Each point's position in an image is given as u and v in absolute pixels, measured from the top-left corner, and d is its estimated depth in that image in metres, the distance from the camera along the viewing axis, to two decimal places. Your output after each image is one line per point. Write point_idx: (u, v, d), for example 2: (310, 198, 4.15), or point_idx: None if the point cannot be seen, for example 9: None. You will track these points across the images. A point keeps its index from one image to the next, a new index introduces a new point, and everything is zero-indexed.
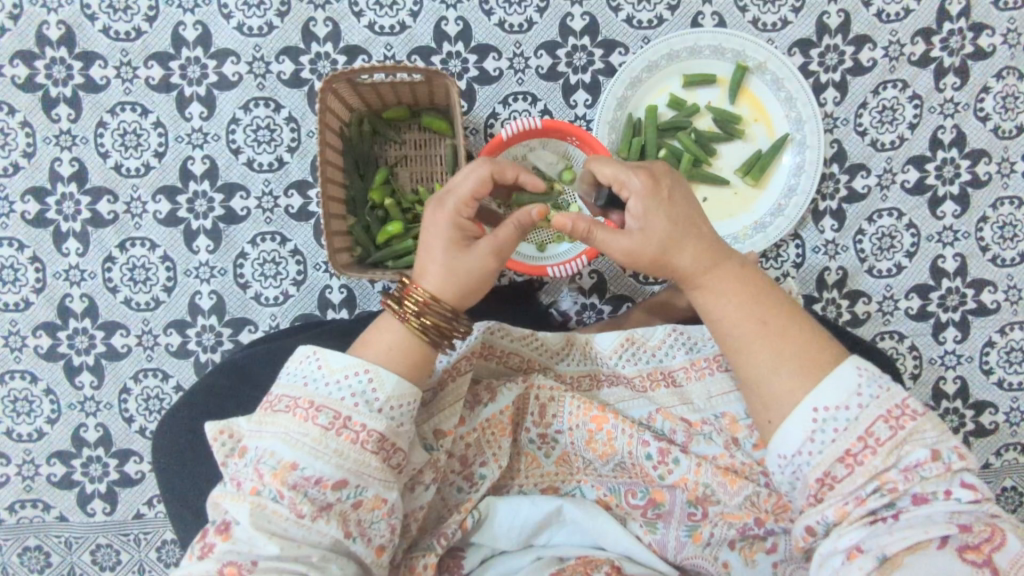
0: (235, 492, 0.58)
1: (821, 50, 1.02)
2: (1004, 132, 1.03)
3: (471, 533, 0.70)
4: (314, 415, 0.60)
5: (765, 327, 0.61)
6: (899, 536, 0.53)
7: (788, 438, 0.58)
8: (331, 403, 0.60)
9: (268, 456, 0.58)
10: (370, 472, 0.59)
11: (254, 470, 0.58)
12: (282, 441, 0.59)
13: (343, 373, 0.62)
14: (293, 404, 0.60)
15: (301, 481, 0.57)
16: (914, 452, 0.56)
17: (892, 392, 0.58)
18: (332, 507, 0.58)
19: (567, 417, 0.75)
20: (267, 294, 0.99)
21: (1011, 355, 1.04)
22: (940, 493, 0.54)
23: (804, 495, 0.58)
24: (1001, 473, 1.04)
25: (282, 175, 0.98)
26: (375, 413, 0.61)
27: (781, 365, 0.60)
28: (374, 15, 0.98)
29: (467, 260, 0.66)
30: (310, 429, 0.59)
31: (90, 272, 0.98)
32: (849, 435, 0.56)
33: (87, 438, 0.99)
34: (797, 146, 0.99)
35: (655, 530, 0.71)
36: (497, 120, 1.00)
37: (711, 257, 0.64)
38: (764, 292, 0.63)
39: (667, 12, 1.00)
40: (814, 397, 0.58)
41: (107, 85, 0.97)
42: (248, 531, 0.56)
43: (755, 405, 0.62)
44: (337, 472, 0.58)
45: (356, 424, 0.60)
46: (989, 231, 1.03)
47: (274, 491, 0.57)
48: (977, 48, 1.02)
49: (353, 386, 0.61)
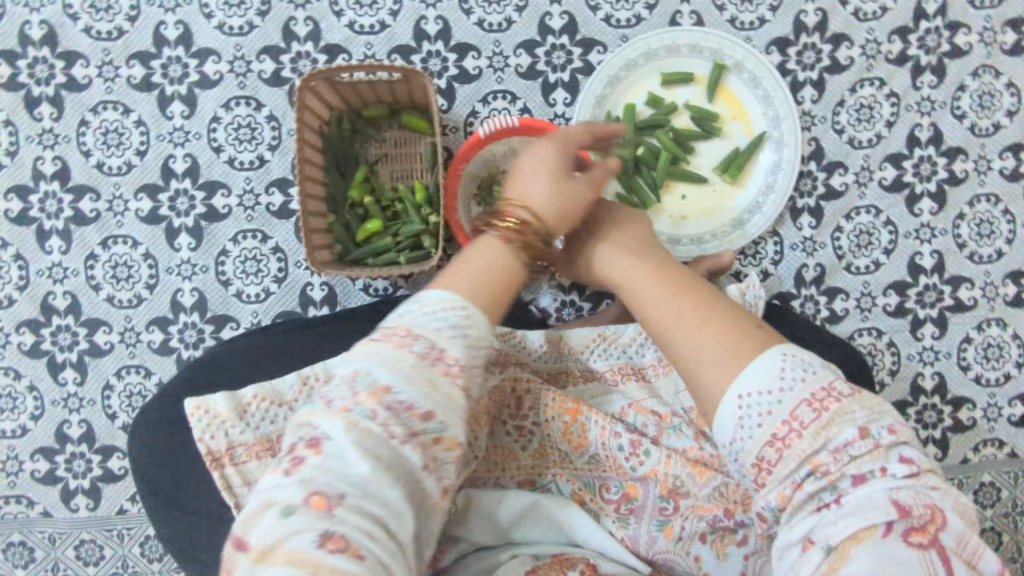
0: (325, 408, 0.51)
1: (798, 48, 1.03)
2: (980, 129, 1.04)
3: (449, 526, 0.70)
4: (410, 342, 0.53)
5: (686, 319, 0.65)
6: (843, 525, 0.54)
7: (723, 427, 0.60)
8: (427, 332, 0.54)
9: (362, 375, 0.52)
10: (458, 410, 0.53)
11: (346, 390, 0.52)
12: (377, 363, 0.52)
13: (441, 304, 0.56)
14: (390, 331, 0.54)
15: (396, 404, 0.51)
16: (841, 432, 0.56)
17: (817, 376, 0.59)
18: (417, 437, 0.51)
19: (543, 409, 0.77)
20: (249, 291, 0.99)
21: (988, 351, 1.04)
22: (876, 471, 0.55)
23: (749, 479, 0.60)
24: (979, 469, 1.05)
25: (264, 172, 0.99)
26: (466, 347, 0.55)
27: (703, 353, 0.63)
28: (355, 14, 0.99)
29: (553, 180, 0.70)
30: (406, 355, 0.52)
31: (72, 269, 0.99)
32: (774, 418, 0.58)
33: (71, 434, 1.00)
34: (774, 144, 1.00)
35: (627, 525, 0.72)
36: (477, 118, 1.01)
37: (643, 267, 0.72)
38: (694, 291, 0.68)
39: (645, 11, 1.01)
40: (737, 386, 0.60)
41: (89, 84, 0.98)
42: (347, 444, 0.49)
43: (694, 397, 0.65)
44: (428, 403, 0.51)
45: (450, 357, 0.53)
46: (967, 228, 1.04)
47: (367, 410, 0.50)
48: (954, 46, 1.03)
49: (447, 319, 0.55)
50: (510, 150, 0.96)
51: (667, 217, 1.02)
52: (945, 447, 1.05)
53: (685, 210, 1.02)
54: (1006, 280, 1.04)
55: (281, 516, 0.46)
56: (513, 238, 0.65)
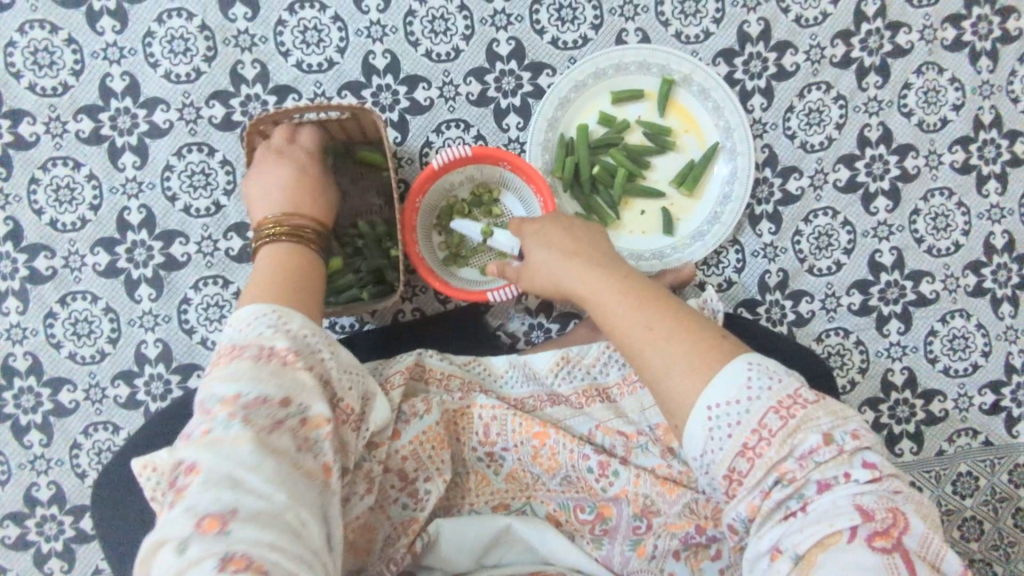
0: (189, 442, 0.55)
1: (744, 58, 1.04)
2: (928, 125, 1.05)
3: (422, 556, 0.72)
4: (240, 352, 0.60)
5: (654, 332, 0.64)
6: (808, 533, 0.54)
7: (694, 440, 0.60)
8: (253, 340, 0.62)
9: (211, 395, 0.57)
10: (309, 390, 0.60)
11: (201, 419, 0.56)
12: (221, 378, 0.58)
13: (254, 315, 0.64)
14: (216, 358, 0.61)
15: (250, 401, 0.57)
16: (807, 439, 0.57)
17: (783, 384, 0.59)
18: (283, 424, 0.57)
19: (510, 435, 0.75)
20: (214, 338, 0.98)
21: (953, 342, 1.06)
22: (840, 476, 0.56)
23: (720, 491, 0.60)
24: (955, 460, 1.06)
25: (221, 218, 0.98)
26: (290, 337, 0.63)
27: (673, 361, 0.62)
28: (302, 54, 0.99)
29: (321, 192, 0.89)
30: (239, 363, 0.59)
31: (32, 329, 0.98)
32: (743, 428, 0.58)
33: (40, 496, 0.98)
34: (728, 154, 1.01)
35: (601, 546, 0.72)
36: (431, 148, 1.01)
37: (605, 279, 0.71)
38: (656, 301, 0.67)
39: (591, 31, 1.02)
40: (705, 397, 0.60)
41: (37, 141, 0.97)
42: (219, 456, 0.53)
43: (663, 412, 0.64)
44: (280, 391, 0.58)
45: (280, 347, 0.61)
46: (923, 223, 1.06)
47: (225, 418, 0.55)
48: (896, 45, 1.05)
49: (268, 321, 0.64)
50: (467, 177, 0.97)
51: (628, 233, 1.02)
52: (920, 441, 1.06)
53: (645, 225, 1.02)
54: (966, 271, 1.06)
55: (180, 547, 0.49)
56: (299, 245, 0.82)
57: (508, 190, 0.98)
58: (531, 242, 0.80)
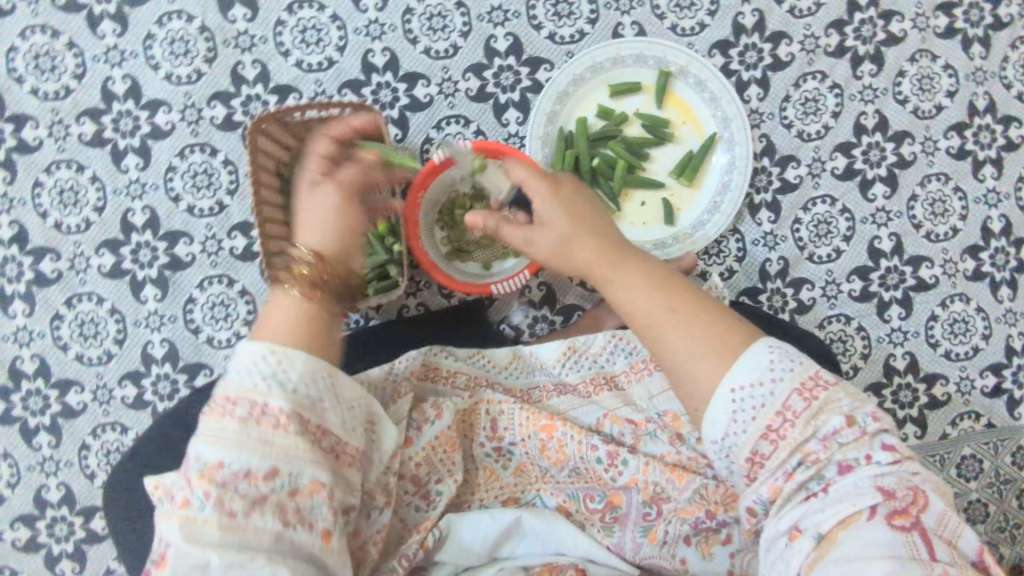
0: (169, 508, 0.58)
1: (740, 49, 1.05)
2: (924, 112, 1.06)
3: (435, 551, 0.70)
4: (231, 409, 0.61)
5: (676, 316, 0.66)
6: (830, 513, 0.58)
7: (715, 423, 0.62)
8: (247, 394, 0.61)
9: (195, 459, 0.59)
10: (299, 456, 0.60)
11: (183, 481, 0.58)
12: (205, 443, 0.59)
13: (252, 361, 0.64)
14: (210, 409, 0.61)
15: (230, 476, 0.57)
16: (830, 421, 0.60)
17: (804, 366, 0.62)
18: (268, 497, 0.58)
19: (517, 429, 0.77)
20: (220, 337, 0.99)
21: (954, 326, 1.06)
22: (861, 458, 0.59)
23: (740, 474, 0.62)
24: (959, 443, 1.06)
25: (224, 218, 0.99)
26: (286, 395, 0.62)
27: (695, 347, 0.64)
28: (301, 53, 1.00)
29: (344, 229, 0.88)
30: (228, 423, 0.60)
31: (39, 331, 0.98)
32: (767, 410, 0.60)
33: (50, 498, 0.98)
34: (726, 144, 1.02)
35: (612, 533, 0.72)
36: (432, 144, 1.01)
37: (618, 256, 0.70)
38: (673, 284, 0.68)
39: (588, 26, 1.03)
40: (729, 379, 0.62)
41: (40, 145, 0.98)
42: (192, 536, 0.55)
43: (681, 396, 0.66)
44: (265, 462, 0.59)
45: (272, 408, 0.61)
46: (921, 208, 1.07)
47: (202, 493, 0.57)
48: (889, 34, 1.06)
49: (264, 371, 0.63)
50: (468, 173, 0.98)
51: (629, 224, 1.03)
52: (923, 425, 1.06)
53: (646, 216, 1.03)
54: (964, 255, 1.07)
55: None
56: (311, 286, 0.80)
57: None
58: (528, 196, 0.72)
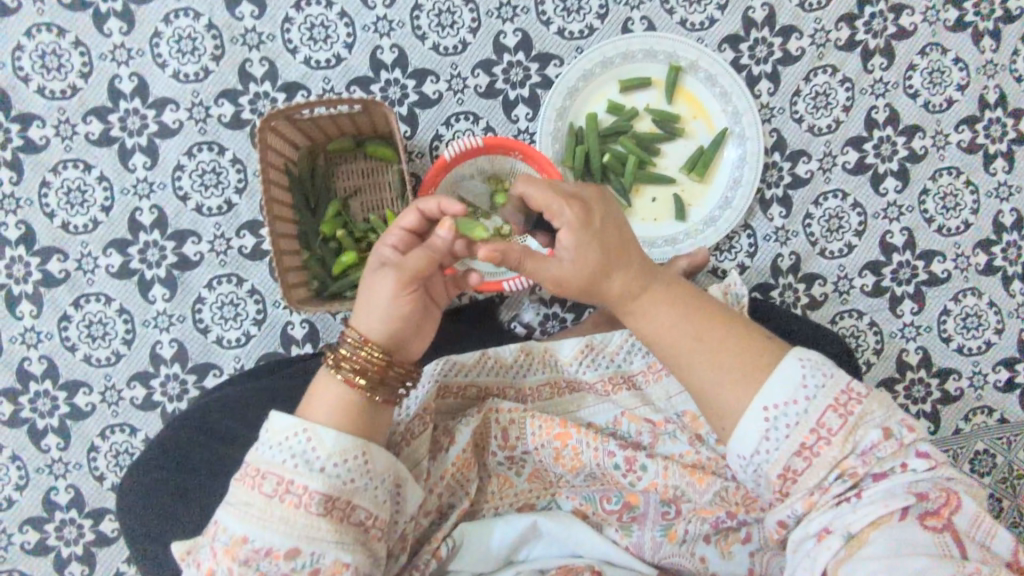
0: (195, 572, 0.57)
1: (750, 43, 1.05)
2: (934, 106, 1.06)
3: (449, 561, 0.69)
4: (259, 482, 0.58)
5: (704, 344, 0.67)
6: (862, 514, 0.59)
7: (745, 439, 0.63)
8: (275, 468, 0.58)
9: (221, 531, 0.57)
10: (323, 536, 0.57)
11: (210, 550, 0.57)
12: (231, 515, 0.57)
13: (285, 434, 0.59)
14: (242, 473, 0.59)
15: (252, 553, 0.56)
16: (868, 435, 0.61)
17: (835, 379, 0.63)
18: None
19: (531, 438, 0.75)
20: (229, 337, 0.98)
21: (967, 321, 1.06)
22: (896, 467, 0.61)
23: (770, 490, 0.64)
24: (972, 438, 1.06)
25: (233, 217, 0.98)
26: (316, 474, 0.58)
27: (725, 373, 0.65)
28: (310, 50, 0.99)
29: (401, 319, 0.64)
30: (256, 497, 0.58)
31: (46, 332, 0.97)
32: (801, 428, 0.62)
33: (59, 500, 0.97)
34: (737, 139, 1.01)
35: (630, 532, 0.72)
36: (441, 141, 1.01)
37: (643, 283, 0.69)
38: (697, 306, 0.69)
39: (597, 21, 1.02)
40: (762, 398, 0.63)
41: (47, 144, 0.97)
42: None
43: (707, 412, 0.67)
44: (288, 541, 0.56)
45: (298, 487, 0.58)
46: (932, 203, 1.06)
47: (227, 568, 0.56)
48: (900, 27, 1.05)
49: (295, 448, 0.59)
50: (478, 170, 0.97)
51: (640, 221, 1.02)
52: (936, 420, 1.06)
53: (656, 212, 1.03)
54: (976, 250, 1.06)
55: None
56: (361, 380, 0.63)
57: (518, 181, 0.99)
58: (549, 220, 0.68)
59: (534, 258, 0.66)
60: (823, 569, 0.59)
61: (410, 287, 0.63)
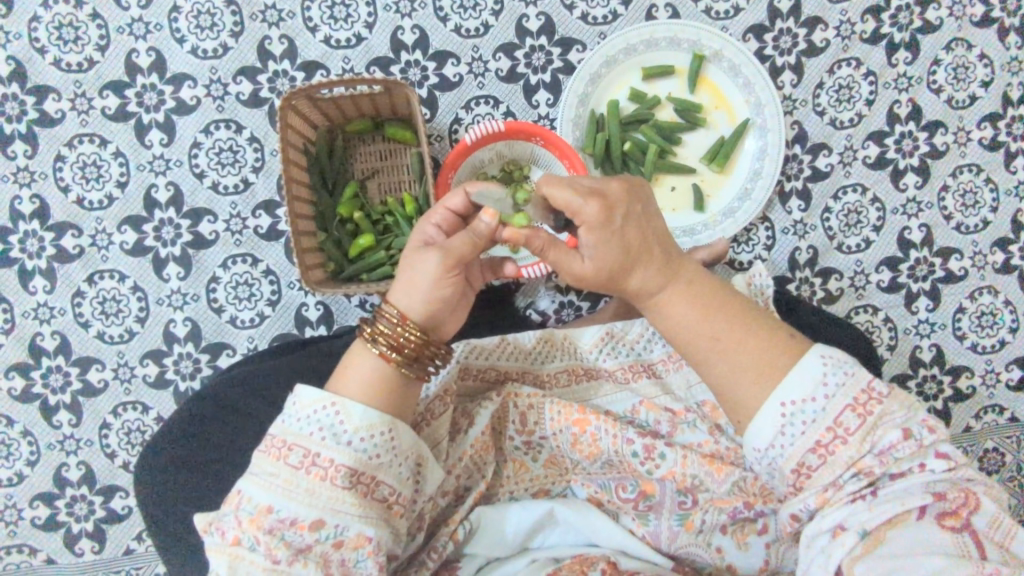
0: (217, 542, 0.57)
1: (775, 34, 1.04)
2: (957, 102, 1.05)
3: (464, 545, 0.68)
4: (286, 453, 0.58)
5: (721, 342, 0.66)
6: (879, 512, 0.59)
7: (761, 433, 0.63)
8: (302, 440, 0.58)
9: (246, 501, 0.57)
10: (347, 509, 0.57)
11: (233, 519, 0.57)
12: (256, 486, 0.57)
13: (313, 407, 0.59)
14: (268, 444, 0.59)
15: (278, 524, 0.56)
16: (887, 435, 0.61)
17: (857, 378, 0.62)
18: (313, 548, 0.56)
19: (549, 423, 0.75)
20: (243, 317, 0.98)
21: (981, 319, 1.06)
22: (914, 467, 0.60)
23: (786, 484, 0.64)
24: (982, 436, 1.06)
25: (249, 196, 0.97)
26: (343, 448, 0.58)
27: (742, 371, 0.65)
28: (330, 29, 0.98)
29: (440, 301, 0.64)
30: (282, 468, 0.58)
31: (59, 308, 0.97)
32: (818, 426, 0.62)
33: (70, 477, 0.97)
34: (759, 130, 1.00)
35: (647, 522, 0.71)
36: (461, 125, 1.00)
37: (662, 280, 0.67)
38: (717, 304, 0.67)
39: (621, 7, 1.01)
40: (780, 394, 0.63)
41: (62, 117, 0.96)
42: None
43: (723, 404, 0.67)
44: (313, 512, 0.56)
45: (325, 459, 0.58)
46: (952, 199, 1.06)
47: (252, 538, 0.56)
48: (925, 22, 1.04)
49: (323, 420, 0.59)
50: (497, 154, 0.96)
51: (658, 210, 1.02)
52: (947, 417, 1.06)
53: (675, 202, 1.02)
54: (994, 248, 1.06)
55: None
56: (398, 358, 0.62)
57: (537, 167, 0.97)
58: (569, 217, 0.65)
59: (558, 251, 0.64)
60: (837, 567, 0.58)
61: (454, 271, 0.63)
